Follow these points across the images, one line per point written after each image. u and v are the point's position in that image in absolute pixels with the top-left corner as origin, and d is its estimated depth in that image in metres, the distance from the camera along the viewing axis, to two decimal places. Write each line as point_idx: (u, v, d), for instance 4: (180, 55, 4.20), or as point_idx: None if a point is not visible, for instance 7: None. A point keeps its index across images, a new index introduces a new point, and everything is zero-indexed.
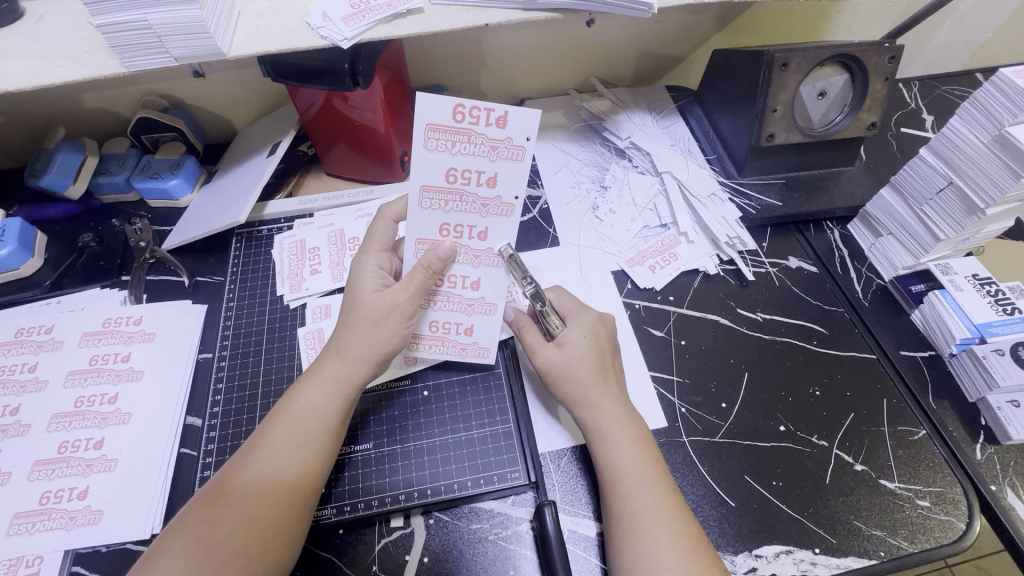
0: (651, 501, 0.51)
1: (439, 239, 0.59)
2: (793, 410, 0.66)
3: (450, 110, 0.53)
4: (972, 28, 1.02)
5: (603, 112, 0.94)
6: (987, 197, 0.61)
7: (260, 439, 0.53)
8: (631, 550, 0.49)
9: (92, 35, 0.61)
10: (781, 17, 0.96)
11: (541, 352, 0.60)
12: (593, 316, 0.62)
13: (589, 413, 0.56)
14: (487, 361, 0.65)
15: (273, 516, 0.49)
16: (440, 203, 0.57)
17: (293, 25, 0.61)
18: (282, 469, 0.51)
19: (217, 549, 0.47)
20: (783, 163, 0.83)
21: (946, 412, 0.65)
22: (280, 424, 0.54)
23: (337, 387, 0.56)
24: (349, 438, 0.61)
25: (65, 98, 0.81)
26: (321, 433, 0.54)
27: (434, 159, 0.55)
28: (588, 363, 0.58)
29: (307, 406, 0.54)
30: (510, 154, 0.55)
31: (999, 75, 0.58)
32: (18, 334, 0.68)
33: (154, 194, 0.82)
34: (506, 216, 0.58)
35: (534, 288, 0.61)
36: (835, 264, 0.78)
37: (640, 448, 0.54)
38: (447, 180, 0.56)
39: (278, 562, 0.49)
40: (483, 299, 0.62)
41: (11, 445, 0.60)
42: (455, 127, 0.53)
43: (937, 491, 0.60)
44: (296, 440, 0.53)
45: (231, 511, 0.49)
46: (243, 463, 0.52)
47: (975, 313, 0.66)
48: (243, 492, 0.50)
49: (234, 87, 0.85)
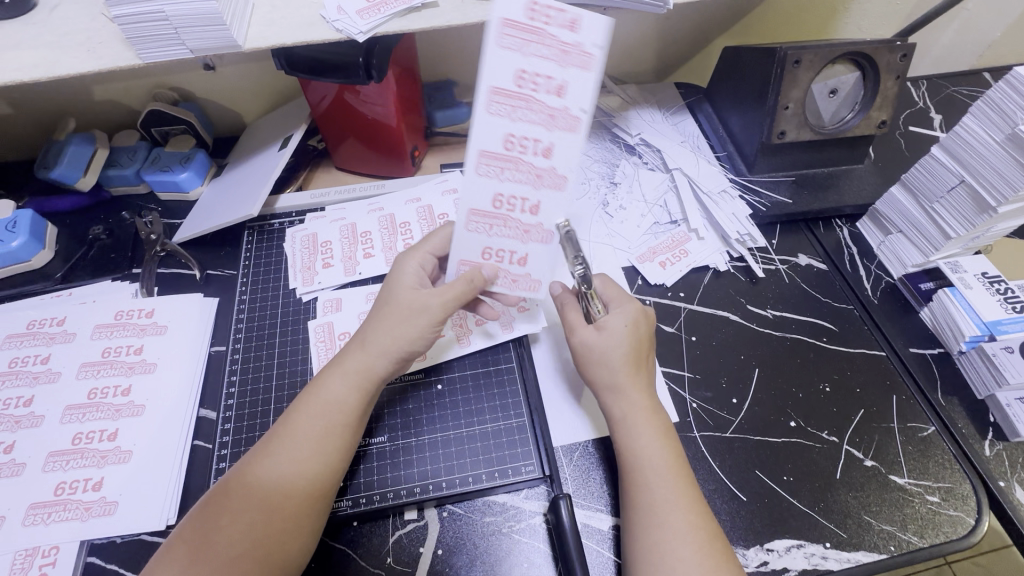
0: (675, 496, 0.51)
1: (503, 153, 0.52)
2: (804, 406, 0.66)
3: (525, 3, 0.47)
4: (980, 27, 1.02)
5: (613, 109, 0.94)
6: (999, 195, 0.61)
7: (279, 431, 0.53)
8: (651, 543, 0.49)
9: (106, 27, 0.61)
10: (792, 15, 0.96)
11: (579, 333, 0.60)
12: (635, 307, 0.60)
13: (618, 404, 0.57)
14: (540, 292, 0.61)
15: (291, 506, 0.50)
16: (507, 109, 0.50)
17: (308, 18, 0.61)
18: (302, 459, 0.52)
19: (235, 539, 0.48)
20: (794, 161, 0.83)
21: (955, 409, 0.66)
22: (300, 416, 0.54)
23: (357, 379, 0.55)
24: (365, 431, 0.61)
25: (76, 90, 0.81)
26: (339, 426, 0.54)
27: (504, 57, 0.48)
28: (624, 351, 0.57)
29: (326, 398, 0.54)
30: (579, 62, 0.49)
31: (1011, 73, 0.58)
32: (29, 326, 0.68)
33: (163, 187, 0.81)
34: (573, 132, 0.51)
35: (585, 269, 0.61)
36: (844, 262, 0.79)
37: (663, 441, 0.55)
38: (515, 84, 0.49)
39: (296, 553, 0.50)
40: (540, 227, 0.57)
41: (25, 436, 0.60)
42: (528, 24, 0.48)
43: (946, 487, 0.60)
44: (315, 432, 0.53)
45: (250, 501, 0.49)
46: (262, 454, 0.52)
47: (984, 311, 0.66)
48: (263, 483, 0.50)
49: (245, 79, 0.85)
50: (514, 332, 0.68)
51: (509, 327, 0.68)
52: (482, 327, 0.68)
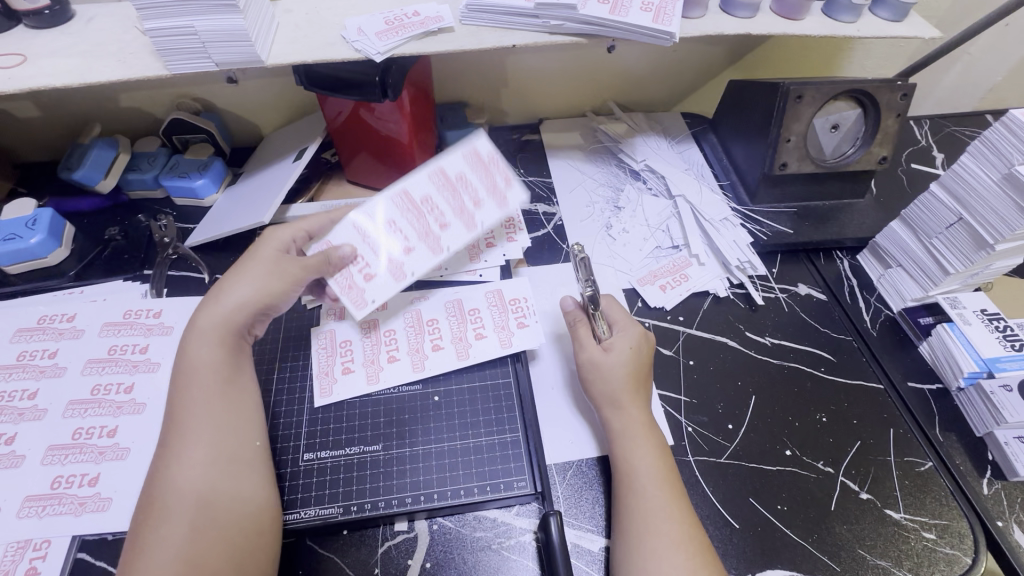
0: (666, 501, 0.53)
1: (411, 205, 0.69)
2: (800, 435, 0.66)
3: (457, 166, 0.69)
4: (982, 71, 1.05)
5: (619, 135, 0.96)
6: (997, 234, 0.62)
7: (174, 417, 0.53)
8: (640, 549, 0.51)
9: (138, 40, 0.65)
10: (797, 52, 0.99)
11: (588, 351, 0.64)
12: (638, 329, 0.65)
13: (616, 416, 0.59)
14: (398, 284, 0.67)
15: (215, 476, 0.50)
16: (441, 182, 0.69)
17: (329, 38, 0.65)
18: (203, 432, 0.52)
19: (171, 516, 0.48)
20: (796, 193, 0.85)
21: (953, 445, 0.65)
22: (184, 395, 0.54)
23: (216, 336, 0.57)
24: (330, 441, 0.61)
25: (102, 97, 0.84)
26: (218, 384, 0.55)
27: (456, 159, 0.69)
28: (625, 369, 0.61)
29: (196, 366, 0.55)
30: (469, 220, 0.69)
31: (1009, 115, 0.60)
32: (40, 321, 0.70)
33: (180, 193, 0.84)
34: (468, 228, 0.69)
35: (592, 290, 0.66)
36: (844, 293, 0.79)
37: (657, 453, 0.57)
38: (423, 203, 0.69)
39: (244, 518, 0.50)
40: (402, 265, 0.67)
41: (26, 428, 0.61)
42: (451, 182, 0.69)
43: (943, 524, 0.60)
44: (204, 405, 0.53)
45: (169, 480, 0.49)
46: (166, 439, 0.52)
47: (983, 348, 0.66)
48: (178, 468, 0.50)
49: (266, 93, 0.89)
50: (512, 348, 0.68)
51: (507, 344, 0.69)
52: (481, 342, 0.69)
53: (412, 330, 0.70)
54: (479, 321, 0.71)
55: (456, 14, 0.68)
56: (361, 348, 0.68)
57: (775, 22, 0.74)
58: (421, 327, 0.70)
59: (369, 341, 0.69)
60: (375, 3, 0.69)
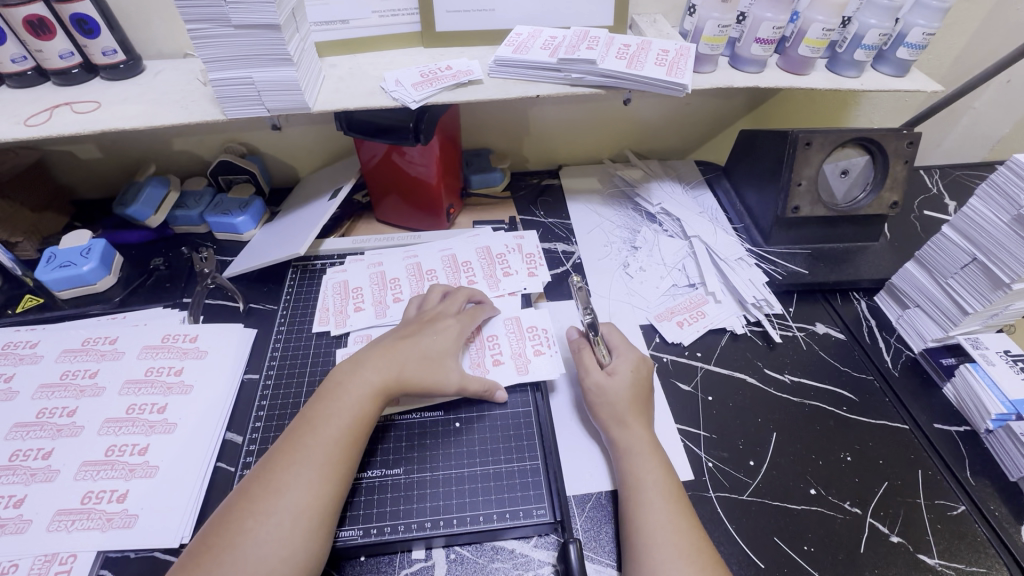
0: (671, 516, 0.54)
1: (415, 271, 0.83)
2: (824, 474, 0.65)
3: (474, 251, 0.86)
4: (989, 124, 1.09)
5: (635, 180, 1.01)
6: (1011, 272, 0.63)
7: (305, 434, 0.55)
8: (649, 560, 0.51)
9: (200, 90, 0.73)
10: (805, 106, 1.04)
11: (591, 374, 0.67)
12: (636, 355, 0.68)
13: (623, 434, 0.61)
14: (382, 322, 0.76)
15: (318, 507, 0.52)
16: (449, 264, 0.84)
17: (370, 88, 0.71)
18: (327, 460, 0.54)
19: (263, 539, 0.49)
20: (809, 235, 0.87)
21: (986, 490, 0.63)
22: (325, 417, 0.57)
23: (376, 387, 0.60)
24: (361, 463, 0.62)
25: (159, 141, 0.92)
26: (359, 428, 0.57)
27: (468, 246, 0.87)
28: (627, 395, 0.64)
29: (344, 400, 0.58)
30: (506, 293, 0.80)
31: (1012, 160, 0.63)
32: (84, 343, 0.74)
33: (221, 228, 0.90)
34: None
35: (592, 317, 0.72)
36: (863, 333, 0.80)
37: (662, 471, 0.58)
38: (430, 270, 0.83)
39: (315, 555, 0.50)
40: (386, 306, 0.78)
41: (62, 444, 0.63)
42: (459, 264, 0.84)
43: (980, 572, 0.57)
44: (337, 435, 0.56)
45: (277, 504, 0.51)
46: (289, 460, 0.54)
47: (1010, 389, 0.66)
48: (293, 483, 0.52)
49: (306, 139, 0.96)
50: (527, 377, 0.70)
51: (522, 372, 0.70)
52: (497, 368, 0.70)
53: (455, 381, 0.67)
54: (497, 348, 0.72)
55: (485, 68, 0.75)
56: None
57: (782, 76, 0.80)
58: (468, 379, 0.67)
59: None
60: (412, 60, 0.77)
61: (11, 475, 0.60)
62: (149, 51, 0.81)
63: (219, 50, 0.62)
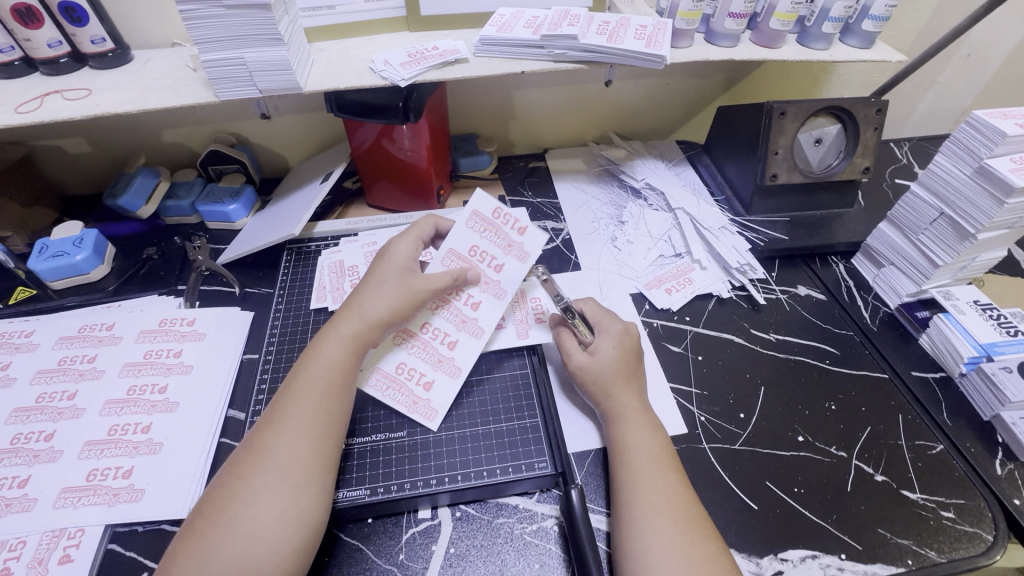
0: (654, 476, 0.55)
1: None
2: (811, 422, 0.68)
3: None
4: (952, 97, 1.14)
5: (619, 159, 1.04)
6: (976, 223, 0.67)
7: (283, 399, 0.56)
8: (631, 514, 0.53)
9: (190, 76, 0.74)
10: (779, 84, 1.08)
11: (573, 356, 0.67)
12: (619, 327, 0.68)
13: (608, 404, 0.63)
14: None
15: (301, 464, 0.52)
16: None
17: (359, 69, 0.73)
18: (306, 420, 0.54)
19: (250, 500, 0.50)
20: (788, 203, 0.90)
21: (963, 429, 0.67)
22: (302, 380, 0.57)
23: (350, 342, 0.60)
24: (350, 430, 0.63)
25: (148, 133, 0.92)
26: (337, 384, 0.58)
27: None
28: (614, 368, 0.64)
29: (321, 360, 0.59)
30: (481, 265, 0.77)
31: (973, 117, 0.67)
32: (81, 330, 0.74)
33: (213, 217, 0.90)
34: None
35: (563, 300, 0.71)
36: (842, 293, 0.83)
37: (649, 432, 0.60)
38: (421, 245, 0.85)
39: (308, 511, 0.51)
40: None
41: (64, 425, 0.64)
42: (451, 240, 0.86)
43: (959, 504, 0.60)
44: (316, 394, 0.56)
45: (262, 466, 0.51)
46: (271, 423, 0.54)
47: (980, 334, 0.69)
48: (276, 444, 0.53)
49: (295, 128, 0.97)
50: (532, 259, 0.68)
51: (525, 258, 0.68)
52: (503, 273, 0.68)
53: (445, 310, 0.69)
54: (488, 256, 0.69)
55: (470, 48, 0.77)
56: (419, 361, 0.67)
57: (756, 50, 0.83)
58: (448, 303, 0.69)
59: (419, 350, 0.67)
60: (398, 42, 0.79)
61: (13, 457, 0.61)
62: (137, 41, 0.82)
63: (210, 31, 0.63)
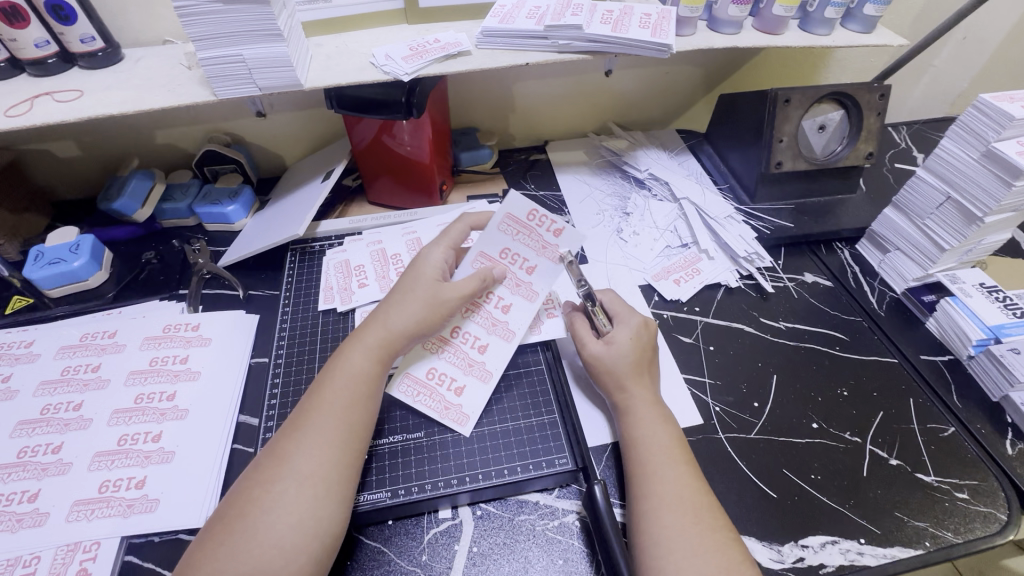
0: (672, 470, 0.55)
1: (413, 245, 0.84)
2: (824, 408, 0.68)
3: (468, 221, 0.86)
4: (948, 81, 1.15)
5: (621, 149, 1.03)
6: (984, 206, 0.67)
7: (306, 407, 0.56)
8: (649, 507, 0.53)
9: (185, 74, 0.72)
10: (778, 70, 1.08)
11: (589, 345, 0.67)
12: (638, 321, 0.68)
13: (624, 398, 0.62)
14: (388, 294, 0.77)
15: (324, 473, 0.51)
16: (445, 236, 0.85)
17: (359, 64, 0.72)
18: (329, 428, 0.54)
19: (272, 508, 0.49)
20: (792, 191, 0.90)
21: (973, 411, 0.67)
22: (325, 389, 0.57)
23: (377, 352, 0.60)
24: (377, 431, 0.63)
25: (140, 134, 0.90)
26: (365, 395, 0.57)
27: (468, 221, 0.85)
28: (629, 360, 0.64)
29: (348, 370, 0.58)
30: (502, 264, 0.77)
31: (980, 101, 0.67)
32: (82, 338, 0.72)
33: (212, 218, 0.88)
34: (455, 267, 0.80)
35: (587, 288, 0.69)
36: (849, 279, 0.83)
37: (662, 424, 0.60)
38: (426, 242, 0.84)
39: (327, 521, 0.50)
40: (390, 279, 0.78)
41: (72, 437, 0.62)
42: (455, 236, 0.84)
43: (972, 485, 0.61)
44: (342, 404, 0.56)
45: (283, 474, 0.51)
46: (295, 431, 0.54)
47: (987, 317, 0.70)
48: (299, 452, 0.52)
49: (292, 125, 0.95)
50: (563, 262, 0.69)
51: (558, 261, 0.69)
52: (535, 275, 0.69)
53: (476, 314, 0.69)
54: (519, 258, 0.69)
55: (472, 40, 0.76)
56: (450, 366, 0.66)
57: (759, 36, 0.82)
58: (478, 307, 0.69)
59: (450, 355, 0.67)
60: (398, 36, 0.77)
61: (21, 472, 0.59)
62: (126, 39, 0.79)
63: (207, 28, 0.61)
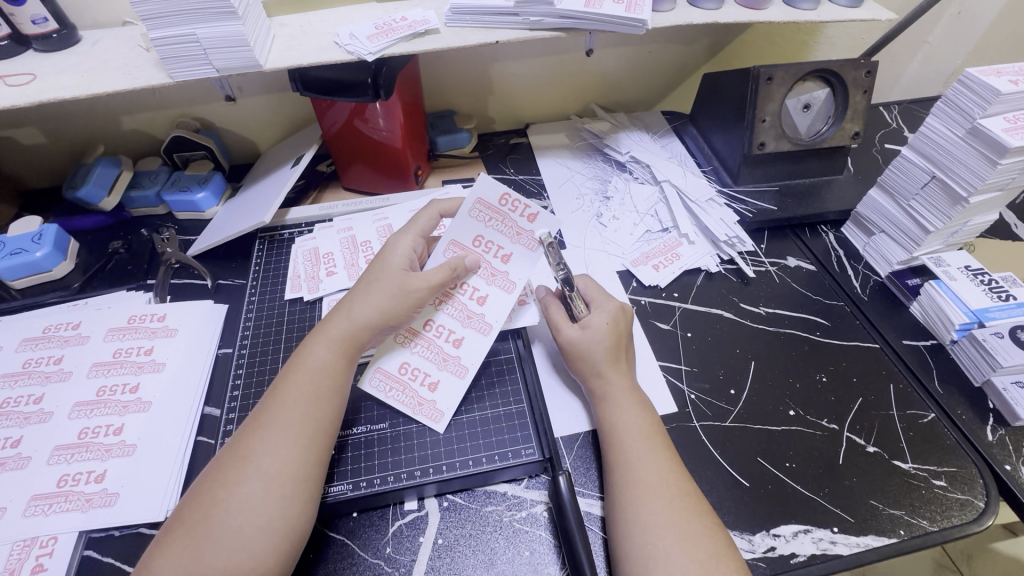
0: (652, 456, 0.54)
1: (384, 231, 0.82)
2: (802, 395, 0.67)
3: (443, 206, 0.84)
4: (943, 58, 1.11)
5: (603, 132, 1.01)
6: (969, 186, 0.65)
7: (270, 404, 0.54)
8: (627, 494, 0.52)
9: (142, 56, 0.69)
10: (766, 48, 1.05)
11: (565, 331, 0.65)
12: (614, 305, 0.66)
13: (599, 384, 0.61)
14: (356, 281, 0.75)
15: (290, 471, 0.50)
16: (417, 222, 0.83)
17: (322, 44, 0.69)
18: (293, 425, 0.52)
19: (235, 508, 0.48)
20: (776, 173, 0.88)
21: (954, 397, 0.66)
22: (288, 384, 0.55)
23: (342, 346, 0.59)
24: (346, 422, 0.62)
25: (105, 120, 0.87)
26: (330, 390, 0.56)
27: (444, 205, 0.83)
28: (605, 344, 0.62)
29: (311, 365, 0.57)
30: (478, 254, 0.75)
31: (966, 75, 0.64)
32: (46, 330, 0.71)
33: (181, 206, 0.86)
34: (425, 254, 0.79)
35: (566, 272, 0.67)
36: (832, 263, 0.82)
37: (639, 410, 0.58)
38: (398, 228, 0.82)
39: (293, 517, 0.49)
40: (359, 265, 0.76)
41: (32, 431, 0.61)
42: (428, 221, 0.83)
43: (950, 472, 0.60)
44: (306, 400, 0.54)
45: (246, 474, 0.49)
46: (257, 429, 0.52)
47: (971, 300, 0.68)
48: (263, 451, 0.51)
49: (262, 110, 0.93)
50: (540, 247, 0.66)
51: (534, 247, 0.66)
52: (510, 263, 0.67)
53: (448, 305, 0.67)
54: (493, 246, 0.67)
55: (441, 18, 0.73)
56: (424, 361, 0.64)
57: (742, 11, 0.79)
58: (451, 298, 0.67)
59: (423, 348, 0.65)
60: (365, 14, 0.74)
61: None
62: (84, 20, 0.77)
63: (157, 6, 0.58)
